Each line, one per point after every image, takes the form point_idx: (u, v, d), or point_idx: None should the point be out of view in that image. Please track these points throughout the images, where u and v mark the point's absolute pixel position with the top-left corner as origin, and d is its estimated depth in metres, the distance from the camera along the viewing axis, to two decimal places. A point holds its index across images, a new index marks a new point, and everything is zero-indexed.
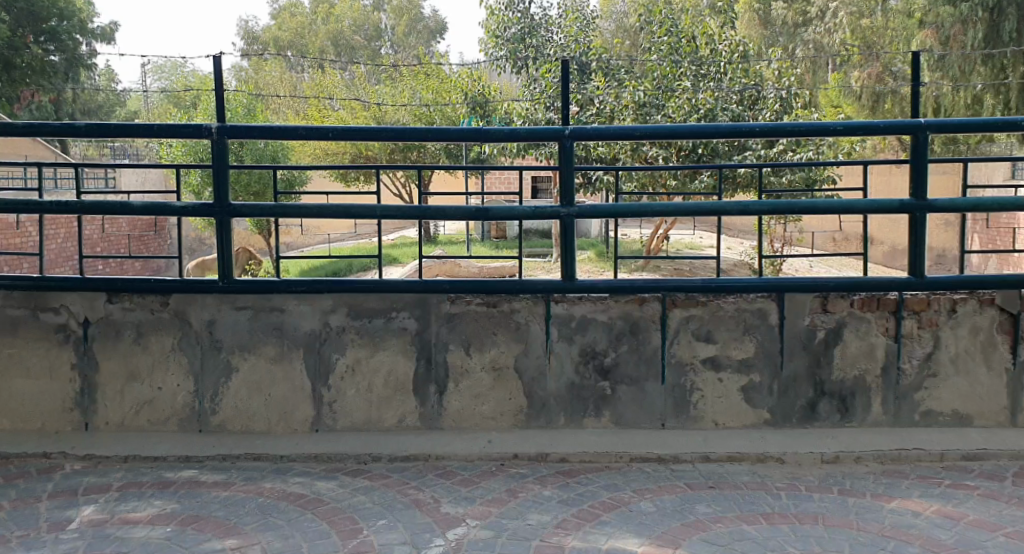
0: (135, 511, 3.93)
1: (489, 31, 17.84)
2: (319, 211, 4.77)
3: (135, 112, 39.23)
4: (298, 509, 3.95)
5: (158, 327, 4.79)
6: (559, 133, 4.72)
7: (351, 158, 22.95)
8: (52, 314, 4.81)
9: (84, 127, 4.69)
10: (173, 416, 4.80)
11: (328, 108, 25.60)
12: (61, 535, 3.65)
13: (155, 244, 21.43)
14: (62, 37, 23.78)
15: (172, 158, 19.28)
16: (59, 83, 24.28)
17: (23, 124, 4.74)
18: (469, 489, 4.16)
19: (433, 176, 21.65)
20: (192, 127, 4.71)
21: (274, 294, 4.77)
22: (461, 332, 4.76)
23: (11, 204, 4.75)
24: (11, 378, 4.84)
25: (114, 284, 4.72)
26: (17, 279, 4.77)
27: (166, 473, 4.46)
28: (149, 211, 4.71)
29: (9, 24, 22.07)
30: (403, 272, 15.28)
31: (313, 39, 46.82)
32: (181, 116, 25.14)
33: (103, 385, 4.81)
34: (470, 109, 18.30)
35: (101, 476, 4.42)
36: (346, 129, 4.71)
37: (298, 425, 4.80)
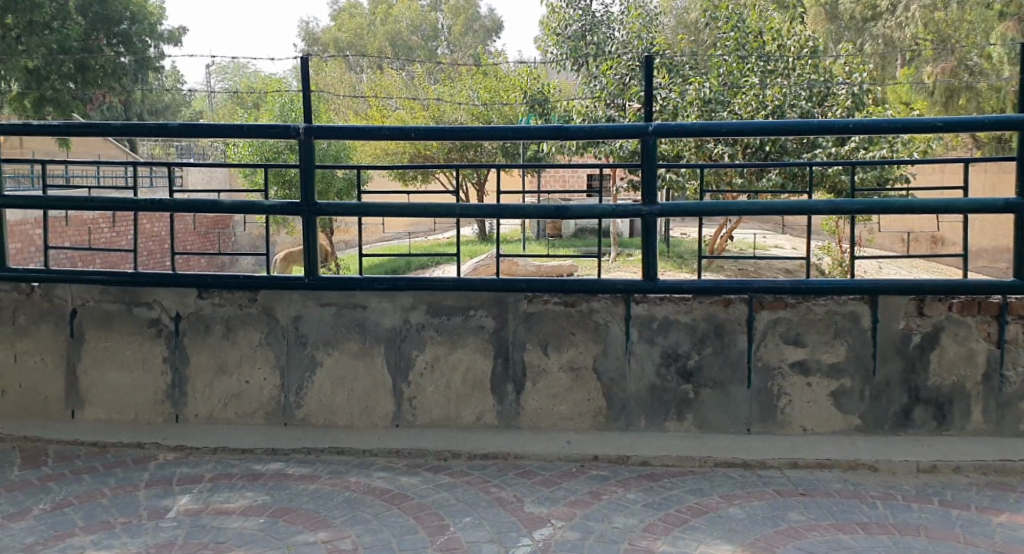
0: (228, 502, 4.04)
1: (550, 29, 17.84)
2: (401, 210, 4.82)
3: (198, 112, 40.36)
4: (383, 504, 4.00)
5: (247, 322, 4.91)
6: (642, 130, 4.63)
7: (411, 158, 23.29)
8: (146, 308, 4.96)
9: (177, 127, 4.83)
10: (260, 409, 4.92)
11: (388, 108, 25.91)
12: (162, 522, 3.79)
13: (220, 242, 22.09)
14: (133, 40, 24.42)
15: (240, 157, 19.77)
16: (130, 85, 24.99)
17: (119, 124, 4.88)
18: (551, 490, 4.14)
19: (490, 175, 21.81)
20: (281, 127, 4.82)
21: (357, 290, 4.83)
22: (540, 331, 4.75)
23: (105, 202, 4.88)
24: (107, 370, 5.00)
25: (205, 279, 4.86)
26: (113, 274, 4.93)
27: (254, 465, 4.56)
28: (239, 210, 4.82)
29: (83, 28, 22.99)
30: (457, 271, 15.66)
31: (372, 39, 47.56)
32: (246, 117, 25.76)
33: (194, 377, 4.95)
34: (529, 107, 18.27)
35: (193, 467, 4.54)
36: (428, 128, 4.75)
37: (379, 420, 4.86)
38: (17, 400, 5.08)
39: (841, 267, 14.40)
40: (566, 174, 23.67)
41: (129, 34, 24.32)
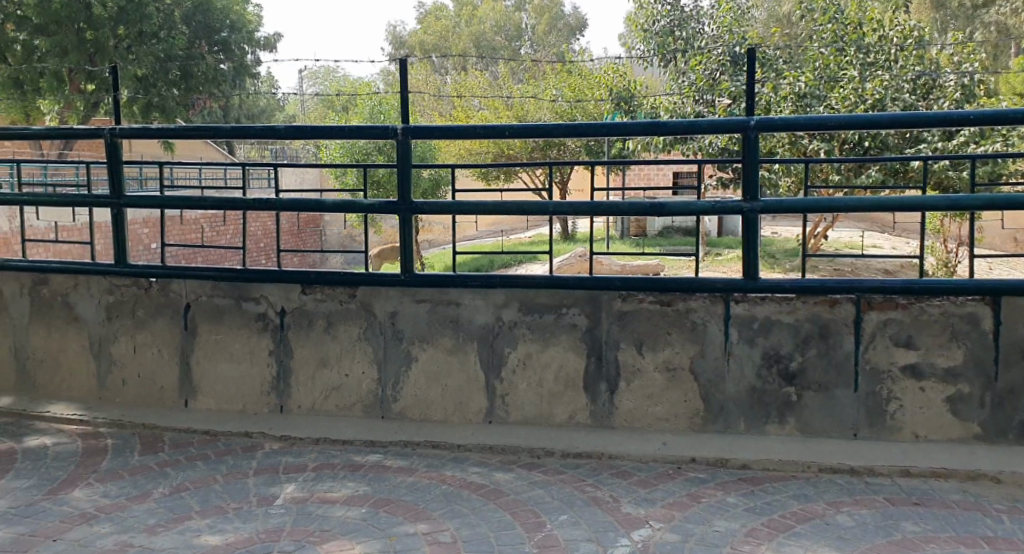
0: (331, 491, 4.18)
1: (637, 24, 17.62)
2: (496, 207, 4.85)
3: (289, 115, 41.67)
4: (479, 499, 4.04)
5: (346, 318, 5.04)
6: (743, 124, 4.51)
7: (494, 157, 23.41)
8: (253, 303, 5.15)
9: (282, 129, 4.99)
10: (359, 402, 5.04)
11: (471, 109, 26.17)
12: (271, 510, 3.97)
13: (311, 241, 22.78)
14: (232, 48, 25.49)
15: (331, 158, 20.37)
16: (228, 90, 25.99)
17: (229, 126, 5.09)
18: (648, 491, 4.09)
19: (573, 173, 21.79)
20: (380, 128, 4.92)
21: (451, 287, 4.89)
22: (635, 330, 4.70)
23: (215, 201, 5.09)
24: (217, 362, 5.22)
25: (307, 276, 5.02)
26: (223, 271, 5.14)
27: (354, 456, 4.68)
28: (340, 208, 4.95)
29: (187, 37, 24.22)
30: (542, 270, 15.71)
31: (456, 41, 47.94)
32: (336, 118, 26.38)
33: (297, 370, 5.11)
34: (614, 104, 18.03)
35: (297, 456, 4.70)
36: (524, 126, 4.76)
37: (473, 416, 4.91)
38: (136, 389, 5.36)
39: (945, 268, 13.74)
40: (651, 171, 23.35)
41: (228, 42, 25.38)
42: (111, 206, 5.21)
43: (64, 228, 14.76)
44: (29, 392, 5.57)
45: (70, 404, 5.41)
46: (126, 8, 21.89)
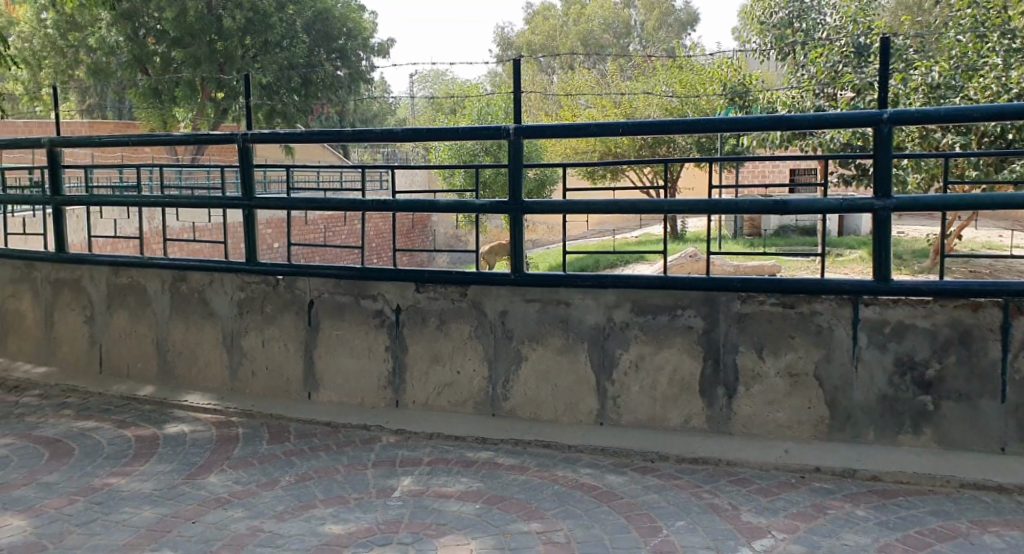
0: (446, 486, 4.25)
1: (754, 18, 17.13)
2: (609, 206, 4.78)
3: (400, 118, 42.75)
4: (593, 501, 4.00)
5: (458, 316, 5.10)
6: (875, 118, 4.26)
7: (602, 156, 23.27)
8: (371, 300, 5.30)
9: (400, 132, 5.10)
10: (470, 399, 5.10)
11: (579, 108, 26.07)
12: (389, 501, 4.07)
13: (420, 240, 23.30)
14: (349, 55, 26.45)
15: (440, 159, 20.85)
16: (343, 96, 26.76)
17: (349, 130, 5.24)
18: (769, 499, 3.94)
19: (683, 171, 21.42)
20: (492, 129, 4.95)
21: (562, 287, 4.87)
22: (754, 333, 4.54)
23: (335, 203, 5.25)
24: (338, 357, 5.40)
25: (422, 274, 5.11)
26: (343, 269, 5.31)
27: (466, 452, 4.74)
28: (452, 209, 5.01)
29: (308, 45, 25.34)
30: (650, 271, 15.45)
31: (564, 40, 47.61)
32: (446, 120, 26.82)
33: (413, 366, 5.22)
34: (728, 100, 17.49)
35: (412, 450, 4.80)
36: (638, 123, 4.67)
37: (584, 417, 4.87)
38: (263, 381, 5.62)
39: None
40: (764, 167, 22.63)
41: (346, 49, 26.37)
42: (242, 207, 5.48)
43: (198, 229, 15.73)
44: (169, 381, 5.92)
45: (205, 394, 5.73)
46: (253, 18, 23.26)
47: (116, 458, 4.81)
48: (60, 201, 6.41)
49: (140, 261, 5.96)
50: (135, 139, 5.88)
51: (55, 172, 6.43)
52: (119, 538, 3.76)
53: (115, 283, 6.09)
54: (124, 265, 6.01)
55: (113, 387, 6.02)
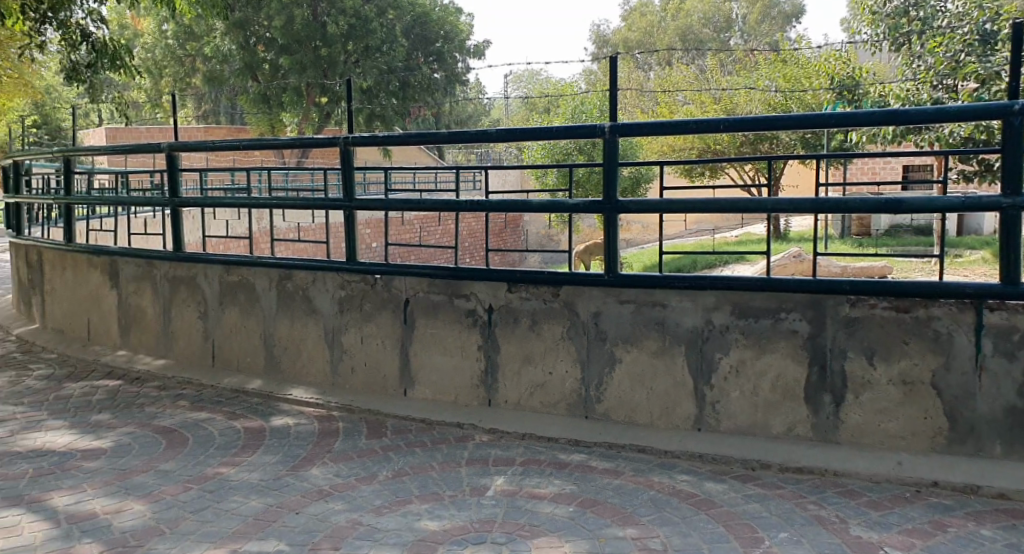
0: (539, 487, 4.23)
1: (866, 8, 16.30)
2: (707, 205, 4.64)
3: (496, 118, 43.06)
4: (690, 508, 3.90)
5: (551, 316, 5.08)
6: (1002, 109, 3.97)
7: (700, 154, 22.78)
8: (464, 299, 5.34)
9: (495, 132, 5.11)
10: (563, 400, 5.07)
11: (676, 104, 25.66)
12: (483, 500, 4.09)
13: (514, 240, 23.43)
14: (446, 58, 26.83)
15: (535, 158, 20.88)
16: (439, 98, 27.20)
17: (444, 132, 5.29)
18: (881, 514, 3.74)
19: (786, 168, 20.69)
20: (587, 127, 4.89)
21: (658, 288, 4.77)
22: (864, 338, 4.32)
23: (432, 203, 5.31)
24: (433, 355, 5.47)
25: (516, 274, 5.11)
26: (439, 268, 5.37)
27: (559, 454, 4.71)
28: (546, 208, 4.99)
29: (407, 48, 25.84)
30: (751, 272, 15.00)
31: (662, 36, 46.20)
32: (540, 119, 26.87)
33: (505, 366, 5.23)
34: (837, 93, 16.73)
35: (505, 450, 4.81)
36: (738, 120, 4.51)
37: (681, 422, 4.76)
38: (362, 377, 5.75)
39: None
40: (874, 164, 21.61)
41: (444, 52, 26.74)
42: (343, 208, 5.63)
43: (302, 229, 16.32)
44: (275, 375, 6.15)
45: (307, 388, 5.92)
46: (355, 24, 23.89)
47: (226, 448, 5.02)
48: (178, 203, 6.76)
49: (249, 260, 6.21)
50: (245, 143, 6.13)
51: (173, 175, 6.77)
52: (228, 526, 3.92)
53: (227, 280, 6.37)
54: (235, 264, 6.28)
55: (224, 379, 6.30)
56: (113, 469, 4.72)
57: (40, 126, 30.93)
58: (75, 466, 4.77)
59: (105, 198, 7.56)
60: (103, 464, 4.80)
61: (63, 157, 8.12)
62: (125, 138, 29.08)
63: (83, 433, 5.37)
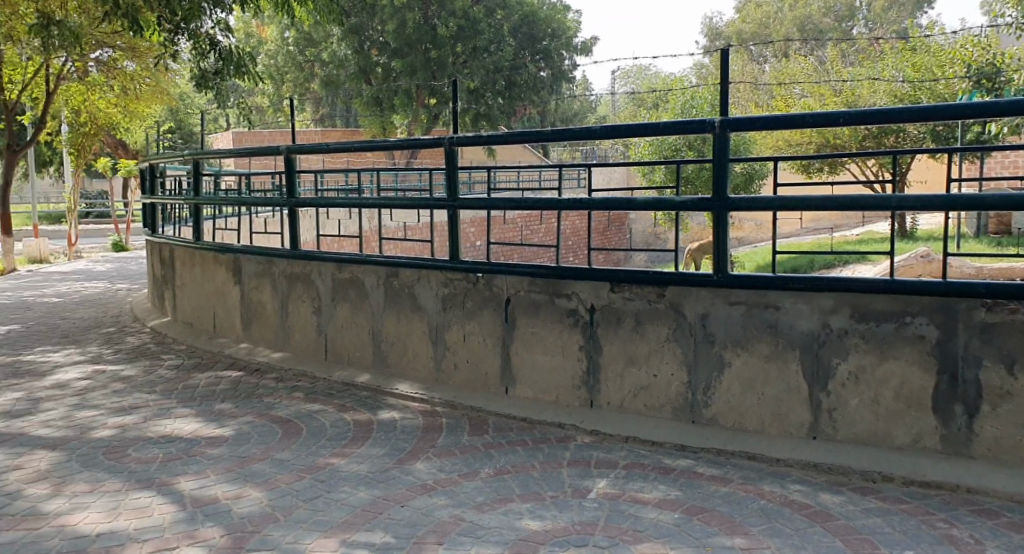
0: (643, 491, 4.14)
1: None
2: (824, 202, 4.40)
3: (604, 115, 42.70)
4: (804, 520, 3.71)
5: (656, 317, 4.96)
6: None
7: (818, 149, 21.82)
8: (566, 299, 5.29)
9: (599, 130, 5.03)
10: (669, 404, 4.94)
11: (793, 97, 24.68)
12: (586, 502, 4.04)
13: (619, 238, 23.23)
14: (552, 56, 26.62)
15: (642, 156, 20.56)
16: (546, 96, 27.24)
17: (548, 130, 5.25)
18: (1020, 537, 3.45)
19: (913, 163, 19.52)
20: (695, 123, 4.73)
21: (770, 290, 4.57)
22: (1000, 346, 3.99)
23: (536, 202, 5.29)
24: (534, 354, 5.45)
25: (619, 274, 5.02)
26: (541, 267, 5.34)
27: (664, 459, 4.60)
28: (651, 206, 4.86)
29: (515, 48, 25.98)
30: (873, 272, 14.25)
31: (778, 26, 44.94)
32: (648, 115, 26.46)
33: (608, 367, 5.15)
34: (973, 82, 15.62)
35: (609, 452, 4.74)
36: (858, 112, 4.26)
37: (794, 429, 4.54)
38: (465, 373, 5.80)
39: None
40: (1013, 158, 20.09)
41: (550, 50, 26.54)
42: (447, 207, 5.69)
43: (410, 228, 16.70)
44: (382, 370, 6.30)
45: (412, 383, 6.02)
46: (464, 25, 24.21)
47: (336, 440, 5.17)
48: (294, 203, 7.02)
49: (359, 257, 6.38)
50: (356, 145, 6.31)
51: (290, 176, 7.05)
52: (338, 516, 4.03)
53: (339, 277, 6.57)
54: (346, 261, 6.47)
55: (335, 372, 6.50)
56: (234, 456, 4.95)
57: (175, 131, 33.05)
58: (200, 452, 5.03)
59: (227, 199, 7.95)
60: (225, 451, 5.05)
61: (192, 160, 8.60)
62: (251, 141, 30.63)
63: (207, 421, 5.65)
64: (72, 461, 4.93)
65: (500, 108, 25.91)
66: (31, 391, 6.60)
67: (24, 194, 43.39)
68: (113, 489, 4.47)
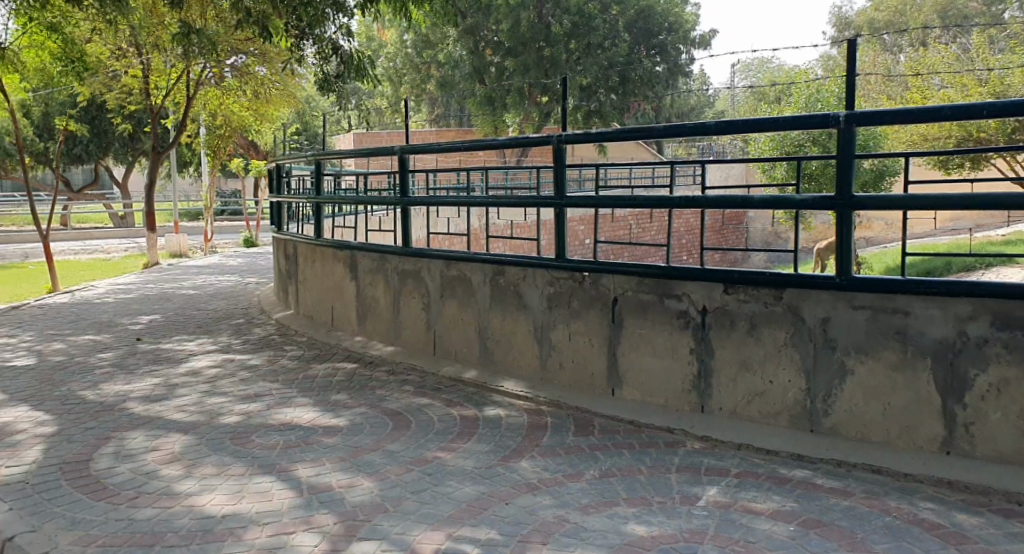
0: (757, 501, 3.97)
1: None
2: (962, 201, 4.08)
3: (723, 110, 41.42)
4: (935, 541, 3.45)
5: (772, 320, 4.74)
6: None
7: (957, 143, 20.38)
8: (676, 300, 5.14)
9: (713, 126, 4.87)
10: (785, 411, 4.71)
11: (931, 88, 23.12)
12: (694, 509, 3.91)
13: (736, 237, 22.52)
14: (668, 49, 26.17)
15: (761, 151, 19.82)
16: (661, 91, 26.72)
17: (661, 127, 5.13)
18: None
19: None
20: (818, 117, 4.50)
21: (899, 294, 4.28)
22: None
23: (647, 201, 5.17)
24: (642, 356, 5.33)
25: (733, 275, 4.84)
26: (649, 267, 5.22)
27: (779, 469, 4.39)
28: (769, 205, 4.66)
29: (630, 42, 25.39)
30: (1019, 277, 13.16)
31: (916, 14, 42.01)
32: (768, 109, 25.50)
33: (719, 371, 4.97)
34: None
35: (720, 459, 4.57)
36: (1004, 103, 3.92)
37: (925, 444, 4.23)
38: (571, 373, 5.74)
39: None
40: None
41: (665, 44, 26.09)
42: (554, 206, 5.65)
43: (521, 226, 16.75)
44: (489, 367, 6.33)
45: (518, 382, 6.02)
46: (578, 22, 23.87)
47: (444, 434, 5.23)
48: (407, 202, 7.17)
49: (467, 255, 6.44)
50: (467, 144, 6.37)
51: (403, 176, 7.20)
52: (445, 509, 4.07)
53: (447, 275, 6.65)
54: (454, 259, 6.54)
55: (443, 368, 6.59)
56: (347, 446, 5.09)
57: (301, 132, 34.52)
58: (317, 441, 5.21)
59: (344, 198, 8.20)
60: (339, 441, 5.20)
61: (314, 161, 8.96)
62: (370, 141, 31.56)
63: (324, 411, 5.85)
64: (202, 445, 5.22)
65: (612, 104, 25.74)
66: (168, 378, 7.03)
67: (166, 194, 46.52)
68: (238, 472, 4.69)
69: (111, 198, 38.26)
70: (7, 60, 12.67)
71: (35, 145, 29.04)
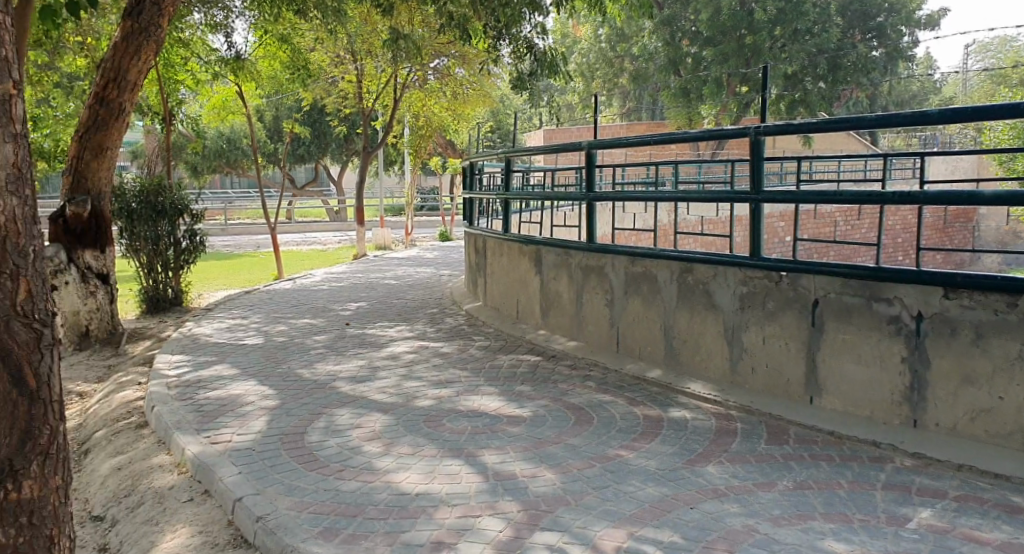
0: (980, 530, 3.58)
1: None
2: None
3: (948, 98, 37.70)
4: None
5: (1004, 330, 4.25)
6: None
7: None
8: (886, 304, 4.75)
9: (936, 114, 4.43)
10: (1017, 432, 4.21)
11: None
12: (904, 532, 3.59)
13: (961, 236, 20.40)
14: (888, 32, 24.43)
15: (994, 140, 17.79)
16: (878, 77, 24.53)
17: (874, 116, 4.73)
18: None
19: None
20: None
21: None
22: None
23: (855, 196, 4.80)
24: (844, 362, 4.97)
25: (956, 278, 4.38)
26: (856, 268, 4.86)
27: (1010, 496, 3.93)
28: (1003, 201, 4.16)
29: (843, 28, 24.14)
30: None
31: None
32: (1006, 93, 22.80)
33: (936, 383, 4.52)
34: None
35: (936, 480, 4.16)
36: None
37: None
38: (764, 378, 5.47)
39: None
40: None
41: (885, 26, 24.42)
42: (750, 201, 5.40)
43: (714, 221, 16.20)
44: (674, 367, 6.18)
45: (705, 384, 5.83)
46: (785, 8, 22.81)
47: (627, 432, 5.17)
48: (593, 198, 7.14)
49: (655, 252, 6.32)
50: (657, 138, 6.24)
51: (590, 170, 7.18)
52: (628, 508, 4.02)
53: (632, 271, 6.56)
54: (640, 256, 6.44)
55: (626, 366, 6.51)
56: (531, 436, 5.18)
57: (496, 129, 35.62)
58: (502, 429, 5.34)
59: (530, 193, 8.33)
60: (524, 431, 5.30)
61: (505, 158, 9.20)
62: (562, 138, 31.89)
63: (510, 401, 5.99)
64: (399, 425, 5.52)
65: (822, 92, 23.86)
66: (371, 360, 7.53)
67: (375, 190, 49.91)
68: (430, 454, 4.91)
69: (328, 194, 41.66)
70: (245, 69, 14.14)
71: (266, 146, 32.23)
